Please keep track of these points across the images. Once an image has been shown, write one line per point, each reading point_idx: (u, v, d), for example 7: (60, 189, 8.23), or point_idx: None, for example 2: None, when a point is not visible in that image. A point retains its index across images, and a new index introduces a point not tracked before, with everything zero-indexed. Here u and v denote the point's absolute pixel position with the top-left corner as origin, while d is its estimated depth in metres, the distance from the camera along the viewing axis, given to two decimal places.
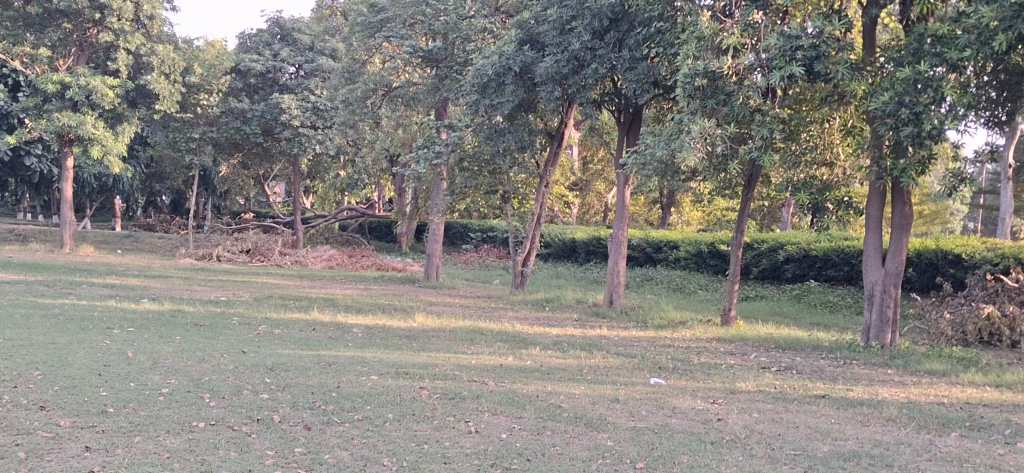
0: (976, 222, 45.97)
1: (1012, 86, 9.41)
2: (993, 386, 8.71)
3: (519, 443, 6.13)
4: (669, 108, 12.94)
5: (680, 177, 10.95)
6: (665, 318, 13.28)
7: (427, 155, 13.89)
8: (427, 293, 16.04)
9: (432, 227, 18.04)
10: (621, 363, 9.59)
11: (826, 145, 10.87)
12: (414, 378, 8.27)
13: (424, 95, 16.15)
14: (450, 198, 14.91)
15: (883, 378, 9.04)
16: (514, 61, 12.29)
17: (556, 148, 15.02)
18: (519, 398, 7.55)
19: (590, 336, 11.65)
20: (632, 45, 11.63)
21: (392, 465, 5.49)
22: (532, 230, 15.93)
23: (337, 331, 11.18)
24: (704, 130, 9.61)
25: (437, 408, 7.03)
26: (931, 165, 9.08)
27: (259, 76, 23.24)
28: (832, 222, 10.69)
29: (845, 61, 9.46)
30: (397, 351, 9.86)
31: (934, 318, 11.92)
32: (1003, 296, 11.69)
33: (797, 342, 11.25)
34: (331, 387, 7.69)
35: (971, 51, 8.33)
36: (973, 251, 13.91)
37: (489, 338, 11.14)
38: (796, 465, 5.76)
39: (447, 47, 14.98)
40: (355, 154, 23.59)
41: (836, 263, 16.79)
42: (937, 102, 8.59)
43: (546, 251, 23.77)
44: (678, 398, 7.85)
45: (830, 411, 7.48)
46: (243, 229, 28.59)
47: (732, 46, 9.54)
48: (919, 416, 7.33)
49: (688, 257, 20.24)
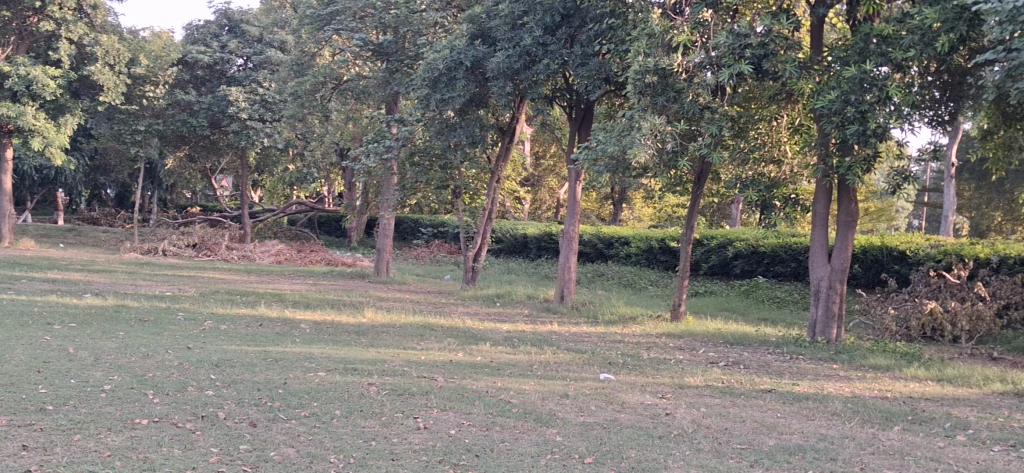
0: (920, 219, 47.40)
1: (955, 86, 9.57)
2: (934, 381, 8.87)
3: (468, 439, 6.10)
4: (620, 104, 12.98)
5: (631, 174, 10.94)
6: (615, 313, 13.34)
7: (377, 149, 13.70)
8: (376, 289, 15.91)
9: (382, 222, 17.91)
10: (571, 359, 9.61)
11: (774, 142, 10.94)
12: (362, 374, 8.19)
13: (374, 88, 15.98)
14: (401, 193, 14.78)
15: (828, 373, 9.16)
16: (465, 56, 12.25)
17: (508, 143, 14.99)
18: (468, 394, 7.52)
19: (540, 332, 11.66)
20: (585, 41, 11.66)
21: (339, 462, 5.42)
22: (483, 225, 15.91)
23: (284, 327, 11.04)
24: (655, 126, 9.65)
25: (385, 405, 6.97)
26: (876, 163, 9.16)
27: (206, 68, 22.93)
28: (780, 218, 10.82)
29: (793, 59, 9.56)
30: (345, 347, 9.75)
31: (878, 314, 12.13)
32: (946, 292, 11.95)
33: (744, 338, 11.36)
34: (277, 384, 7.58)
35: (915, 51, 8.59)
36: (916, 248, 14.18)
37: (439, 334, 11.09)
38: (742, 459, 5.80)
39: (397, 41, 14.93)
40: (304, 148, 23.36)
41: (784, 260, 17.02)
42: (883, 101, 8.74)
43: (498, 246, 23.72)
44: (627, 393, 7.89)
45: (776, 406, 7.56)
46: (190, 222, 28.14)
47: (682, 43, 9.63)
48: (864, 410, 7.44)
49: (639, 253, 20.34)
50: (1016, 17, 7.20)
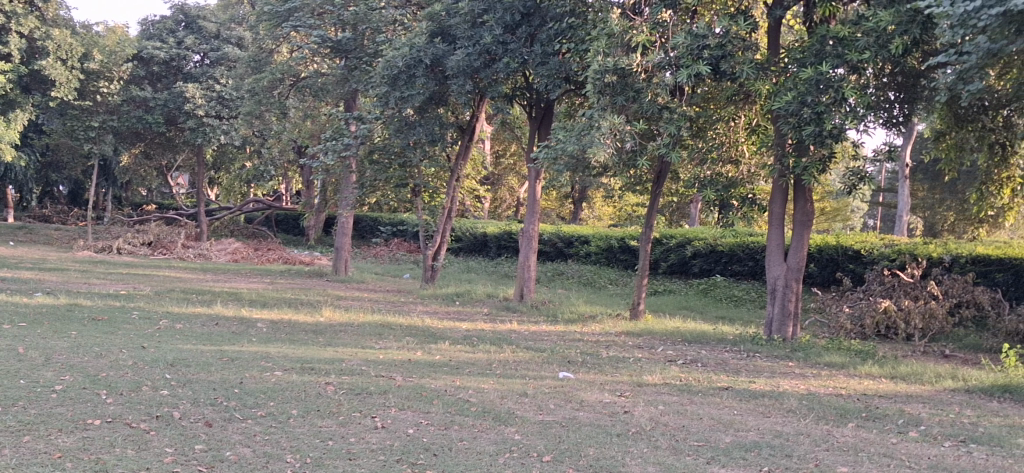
0: (874, 220, 48.14)
1: (909, 88, 9.70)
2: (888, 377, 9.01)
3: (426, 438, 6.08)
4: (580, 103, 13.03)
5: (591, 172, 10.96)
6: (575, 312, 13.39)
7: (335, 147, 13.56)
8: (334, 288, 15.81)
9: (341, 220, 17.80)
10: (530, 357, 9.62)
11: (732, 142, 11.03)
12: (320, 373, 8.12)
13: (333, 86, 15.86)
14: (360, 191, 14.69)
15: (784, 371, 9.25)
16: (425, 53, 12.22)
17: (467, 142, 14.98)
18: (426, 393, 7.50)
19: (500, 330, 11.66)
20: (545, 40, 11.69)
21: (296, 462, 5.38)
22: (442, 224, 15.89)
23: (241, 326, 10.94)
24: (614, 126, 9.68)
25: (342, 404, 6.92)
26: (832, 163, 9.29)
27: (162, 64, 22.65)
28: (736, 218, 10.91)
29: (750, 60, 9.66)
30: (303, 347, 9.67)
31: (834, 312, 12.29)
32: (900, 291, 12.12)
33: (702, 336, 11.44)
34: (233, 383, 7.49)
35: (871, 53, 8.74)
36: (871, 247, 14.38)
37: (398, 333, 11.06)
38: (699, 456, 5.84)
39: (356, 38, 14.85)
40: (262, 145, 23.15)
41: (741, 259, 17.20)
42: (839, 102, 8.82)
43: (457, 245, 23.66)
44: (586, 391, 7.90)
45: (733, 403, 7.62)
46: (145, 219, 27.73)
47: (641, 43, 9.68)
48: (819, 407, 7.53)
49: (599, 251, 20.42)
50: (967, 22, 7.26)
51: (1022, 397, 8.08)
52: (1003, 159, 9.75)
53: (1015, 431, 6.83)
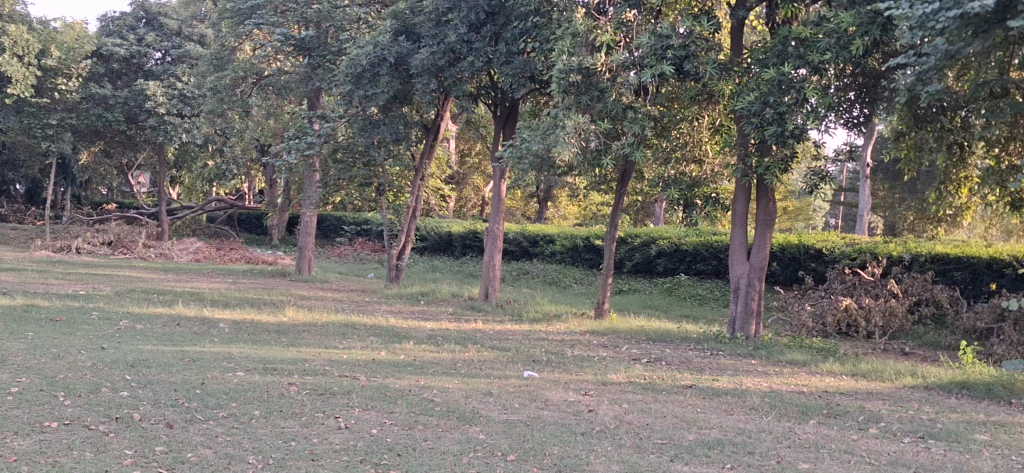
0: (835, 219, 48.72)
1: (869, 89, 9.82)
2: (849, 375, 9.11)
3: (390, 438, 6.05)
4: (545, 102, 13.06)
5: (556, 172, 10.96)
6: (539, 311, 13.41)
7: (298, 145, 13.28)
8: (298, 288, 15.70)
9: (305, 220, 17.68)
10: (495, 356, 9.61)
11: (696, 142, 11.10)
12: (282, 374, 8.06)
13: (297, 84, 15.75)
14: (324, 190, 14.59)
15: (747, 369, 9.33)
16: (389, 52, 12.16)
17: (432, 141, 14.95)
18: (390, 393, 7.47)
19: (465, 330, 11.63)
20: (510, 39, 11.69)
21: (258, 463, 5.33)
22: (407, 223, 15.82)
23: (202, 326, 10.84)
24: (579, 125, 9.68)
25: (305, 405, 6.86)
26: (793, 163, 9.38)
27: (122, 61, 22.31)
28: (700, 218, 10.86)
29: (713, 61, 9.73)
30: (265, 347, 9.59)
31: (796, 310, 12.40)
32: (861, 290, 12.26)
33: (667, 334, 11.50)
34: (195, 384, 7.42)
35: (832, 54, 8.84)
36: (832, 247, 14.52)
37: (362, 332, 11.01)
38: (662, 454, 5.87)
39: (320, 36, 14.78)
40: (224, 144, 22.93)
41: (705, 258, 17.31)
42: (800, 103, 8.91)
43: (422, 244, 23.59)
44: (550, 390, 7.91)
45: (696, 401, 7.67)
46: (105, 219, 27.37)
47: (606, 42, 9.71)
48: (780, 404, 7.60)
49: (564, 251, 20.46)
50: (925, 24, 7.34)
51: (979, 393, 8.21)
52: (961, 158, 9.88)
53: (972, 427, 6.94)
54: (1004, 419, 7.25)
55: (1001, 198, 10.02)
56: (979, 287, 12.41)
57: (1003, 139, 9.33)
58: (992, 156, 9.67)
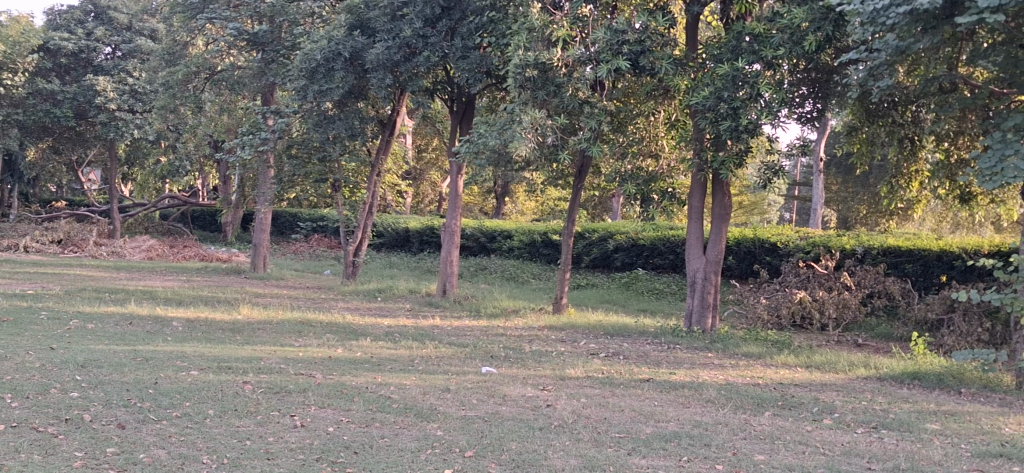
0: (790, 212, 49.28)
1: (822, 84, 9.93)
2: (803, 367, 9.21)
3: (346, 436, 5.99)
4: (502, 97, 13.06)
5: (513, 167, 10.93)
6: (497, 307, 13.40)
7: (251, 141, 13.28)
8: (252, 285, 15.51)
9: (260, 216, 17.48)
10: (453, 353, 9.57)
11: (652, 137, 11.21)
12: (237, 372, 7.94)
13: (251, 79, 15.58)
14: (278, 187, 14.45)
15: (703, 362, 9.40)
16: (344, 46, 12.06)
17: (388, 137, 14.87)
18: (347, 391, 7.39)
19: (422, 326, 11.57)
20: (465, 34, 11.64)
21: (212, 463, 5.25)
22: (363, 219, 15.70)
23: (155, 325, 10.65)
24: (535, 120, 9.65)
25: (259, 404, 6.77)
26: (747, 158, 9.46)
27: (70, 56, 21.81)
28: (657, 212, 10.83)
29: (669, 56, 9.78)
30: (219, 345, 9.45)
31: (751, 303, 12.51)
32: (815, 282, 12.38)
33: (624, 329, 11.55)
34: (147, 383, 7.29)
35: (785, 49, 8.94)
36: (786, 240, 14.68)
37: (318, 329, 10.91)
38: (620, 448, 5.88)
39: (273, 30, 14.68)
40: (177, 140, 22.62)
41: (662, 252, 17.42)
42: (754, 98, 8.98)
43: (379, 241, 23.44)
44: (508, 386, 7.89)
45: (654, 394, 7.70)
46: (54, 217, 26.83)
47: (561, 37, 9.70)
48: (736, 396, 7.66)
49: (521, 246, 20.46)
50: (876, 19, 7.40)
51: (930, 383, 8.35)
52: (911, 153, 10.01)
53: (924, 417, 7.05)
54: (955, 408, 7.37)
55: (951, 191, 10.17)
56: (930, 279, 12.58)
57: (953, 133, 9.47)
58: (942, 150, 9.82)
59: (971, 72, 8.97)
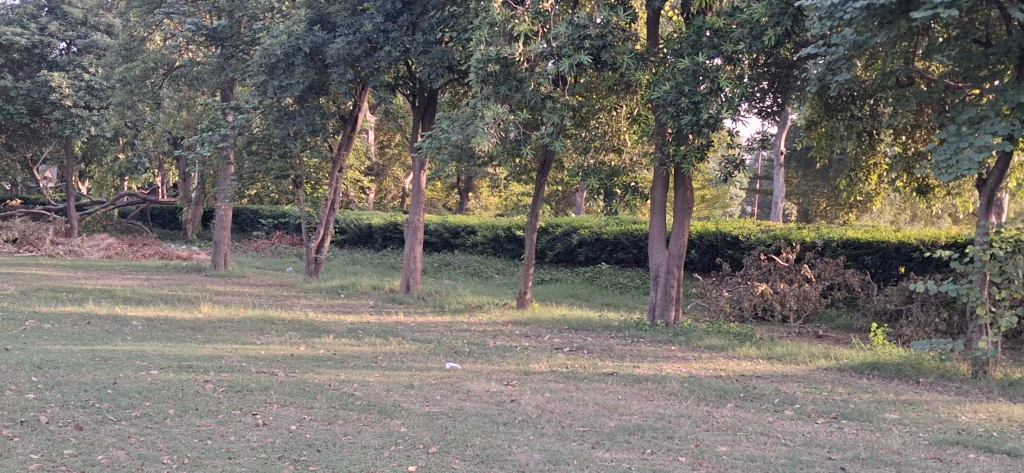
0: (751, 206, 49.64)
1: (782, 78, 10.00)
2: (765, 358, 9.30)
3: (309, 434, 5.95)
4: (464, 92, 13.03)
5: (475, 162, 10.90)
6: (461, 302, 13.38)
7: (211, 137, 13.17)
8: (214, 283, 15.34)
9: (221, 213, 17.29)
10: (417, 349, 9.54)
11: (614, 131, 11.10)
12: (198, 371, 7.86)
13: (210, 75, 15.43)
14: (238, 184, 14.31)
15: (666, 355, 9.45)
16: (304, 41, 11.98)
17: (350, 132, 14.78)
18: (310, 389, 7.34)
19: (386, 323, 11.53)
20: (427, 28, 11.58)
21: (173, 463, 5.19)
22: (325, 215, 15.58)
23: (115, 324, 10.51)
24: (497, 115, 9.64)
25: (221, 403, 6.70)
26: (709, 152, 9.50)
27: (23, 51, 21.25)
28: (620, 206, 10.84)
29: (630, 51, 9.81)
30: (179, 344, 9.34)
31: (714, 296, 12.59)
32: (776, 275, 12.47)
33: (588, 323, 11.58)
34: (106, 384, 7.20)
35: (745, 44, 9.01)
36: (748, 233, 14.79)
37: (280, 327, 10.82)
38: (584, 441, 5.90)
39: (232, 26, 14.61)
40: (134, 137, 22.32)
41: (626, 246, 17.49)
42: (715, 92, 9.03)
43: (342, 237, 23.29)
44: (472, 381, 7.89)
45: (617, 388, 7.73)
46: (8, 216, 26.33)
47: (523, 32, 9.66)
48: (699, 388, 7.72)
49: (485, 241, 20.46)
50: (834, 14, 7.50)
51: (889, 374, 8.46)
52: (870, 146, 10.11)
53: (883, 406, 7.14)
54: (913, 397, 7.48)
55: (909, 183, 10.28)
56: (889, 270, 12.74)
57: (910, 127, 9.59)
58: (899, 144, 9.93)
59: (928, 66, 9.08)
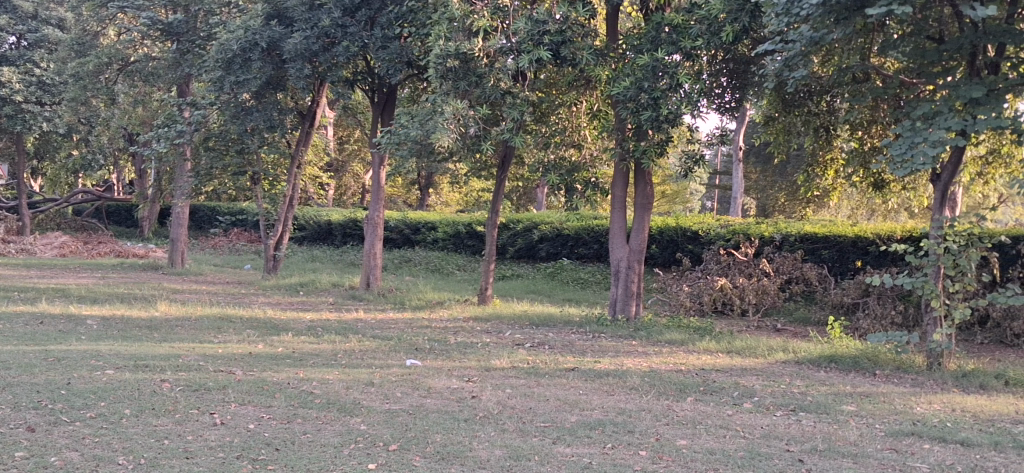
0: (710, 202, 50.03)
1: (741, 74, 10.06)
2: (724, 352, 9.36)
3: (267, 432, 5.89)
4: (424, 87, 12.96)
5: (435, 158, 10.85)
6: (422, 299, 13.32)
7: (167, 134, 13.01)
8: (171, 281, 15.14)
9: (177, 210, 17.06)
10: (376, 346, 9.48)
11: (574, 127, 11.11)
12: (155, 370, 7.76)
13: (165, 70, 15.25)
14: (195, 181, 14.12)
15: (627, 350, 9.48)
16: (260, 36, 11.85)
17: (307, 128, 14.65)
18: (268, 387, 7.26)
19: (345, 320, 11.45)
20: (385, 24, 11.50)
21: (128, 464, 5.10)
22: (284, 212, 15.42)
23: (68, 324, 10.31)
24: (457, 111, 9.59)
25: (178, 402, 6.61)
26: (668, 147, 9.53)
27: None
28: (580, 202, 10.85)
29: (589, 47, 9.83)
30: (136, 343, 9.20)
31: (674, 291, 12.64)
32: (735, 269, 12.56)
33: (549, 318, 11.59)
34: (60, 384, 7.07)
35: (703, 40, 9.08)
36: (708, 229, 14.88)
37: (238, 325, 10.70)
38: (544, 437, 5.89)
39: (188, 20, 14.50)
40: (88, 133, 21.93)
41: (587, 242, 17.54)
42: (674, 88, 9.09)
43: (301, 234, 23.10)
44: (432, 378, 7.86)
45: (578, 383, 7.74)
46: None
47: (483, 27, 9.61)
48: (659, 383, 7.75)
49: (446, 238, 20.42)
50: (790, 10, 7.63)
51: (846, 366, 8.56)
52: (827, 141, 10.23)
53: (840, 398, 7.22)
54: (869, 389, 7.57)
55: (866, 178, 10.39)
56: (846, 264, 12.87)
57: (866, 122, 9.68)
58: (856, 139, 10.02)
59: (883, 62, 9.19)
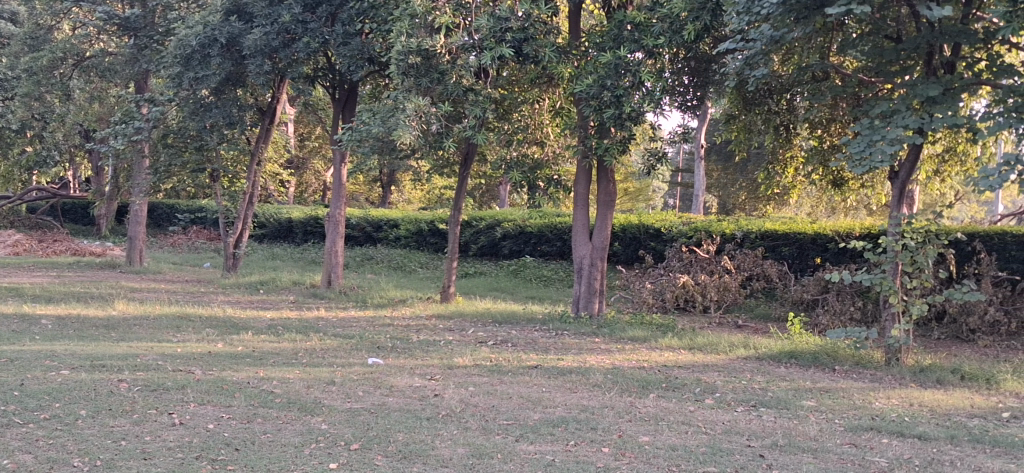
0: (671, 200, 50.23)
1: (702, 72, 10.08)
2: (686, 349, 9.40)
3: (227, 432, 5.80)
4: (385, 84, 12.87)
5: (397, 155, 10.78)
6: (383, 297, 13.23)
7: (125, 131, 12.80)
8: (127, 279, 14.90)
9: (135, 207, 16.80)
10: (338, 344, 9.39)
11: (537, 124, 11.14)
12: (111, 370, 7.62)
13: (122, 66, 15.03)
14: (154, 178, 13.91)
15: (590, 347, 9.47)
16: (220, 32, 11.72)
17: (267, 125, 14.49)
18: (228, 387, 7.16)
19: (306, 319, 11.33)
20: (346, 20, 11.42)
21: (83, 466, 5.00)
22: (243, 209, 15.24)
23: (22, 324, 10.08)
24: (419, 108, 9.53)
25: (136, 402, 6.50)
26: (632, 145, 9.53)
27: None
28: (544, 199, 10.83)
29: (551, 44, 9.82)
30: (92, 343, 9.02)
31: (636, 288, 12.67)
32: (697, 266, 12.61)
33: (512, 316, 11.56)
34: (13, 385, 6.92)
35: (665, 38, 9.09)
36: (669, 226, 14.94)
37: (197, 324, 10.54)
38: (508, 435, 5.86)
39: (146, 15, 14.39)
40: (42, 129, 21.53)
41: (549, 239, 17.54)
42: (636, 86, 9.09)
43: (261, 231, 22.88)
44: (394, 377, 7.78)
45: (541, 380, 7.72)
46: None
47: (445, 24, 9.55)
48: (622, 380, 7.76)
49: (408, 235, 20.32)
50: (751, 9, 7.65)
51: (806, 362, 8.63)
52: (787, 139, 10.30)
53: (800, 394, 7.27)
54: (829, 385, 7.63)
55: (825, 176, 10.48)
56: (805, 261, 12.99)
57: (826, 120, 9.76)
58: (816, 137, 10.10)
59: (842, 61, 9.26)
